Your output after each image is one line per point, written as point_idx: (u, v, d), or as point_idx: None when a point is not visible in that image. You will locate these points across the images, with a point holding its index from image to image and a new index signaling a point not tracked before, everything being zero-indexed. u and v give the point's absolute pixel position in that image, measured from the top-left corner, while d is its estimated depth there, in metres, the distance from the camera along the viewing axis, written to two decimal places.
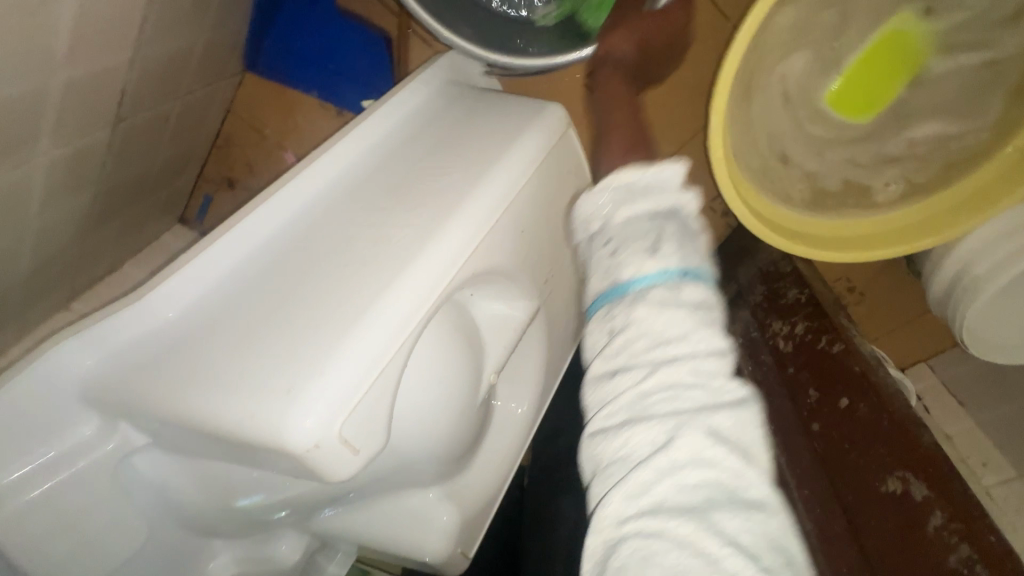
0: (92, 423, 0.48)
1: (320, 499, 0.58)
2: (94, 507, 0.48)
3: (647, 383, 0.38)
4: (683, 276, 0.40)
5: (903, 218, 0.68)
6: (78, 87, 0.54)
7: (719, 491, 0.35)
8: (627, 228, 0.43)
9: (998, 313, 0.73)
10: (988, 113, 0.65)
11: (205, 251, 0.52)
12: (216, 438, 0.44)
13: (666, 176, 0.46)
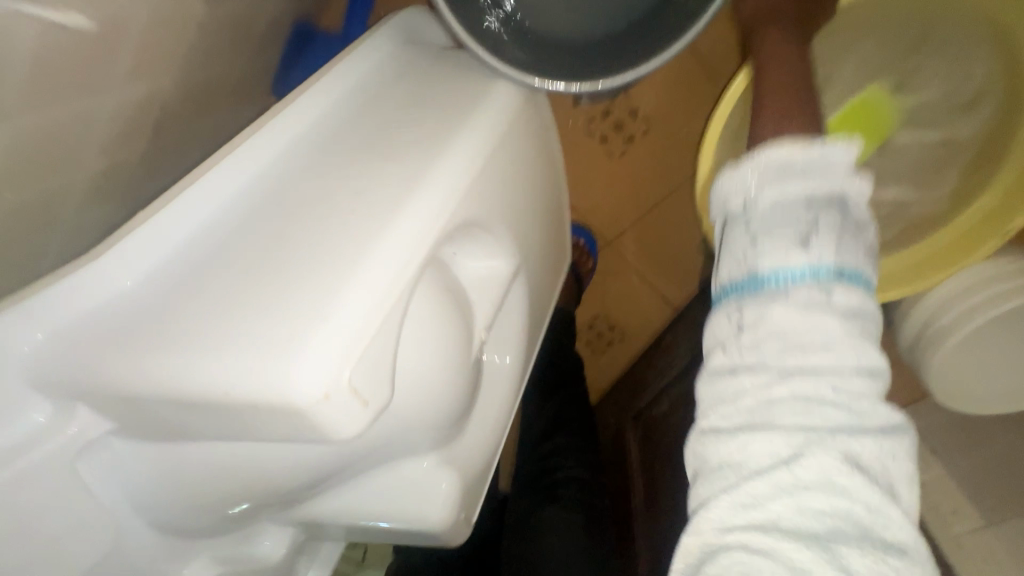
0: (45, 408, 0.46)
1: (296, 495, 0.54)
2: (54, 502, 0.46)
3: (777, 399, 0.40)
4: (834, 277, 0.41)
5: (926, 246, 0.73)
6: (123, 109, 0.59)
7: (848, 525, 0.36)
8: (772, 214, 0.43)
9: (965, 362, 0.77)
10: (945, 183, 0.75)
11: (159, 215, 0.51)
12: (197, 405, 0.42)
13: (832, 149, 0.43)
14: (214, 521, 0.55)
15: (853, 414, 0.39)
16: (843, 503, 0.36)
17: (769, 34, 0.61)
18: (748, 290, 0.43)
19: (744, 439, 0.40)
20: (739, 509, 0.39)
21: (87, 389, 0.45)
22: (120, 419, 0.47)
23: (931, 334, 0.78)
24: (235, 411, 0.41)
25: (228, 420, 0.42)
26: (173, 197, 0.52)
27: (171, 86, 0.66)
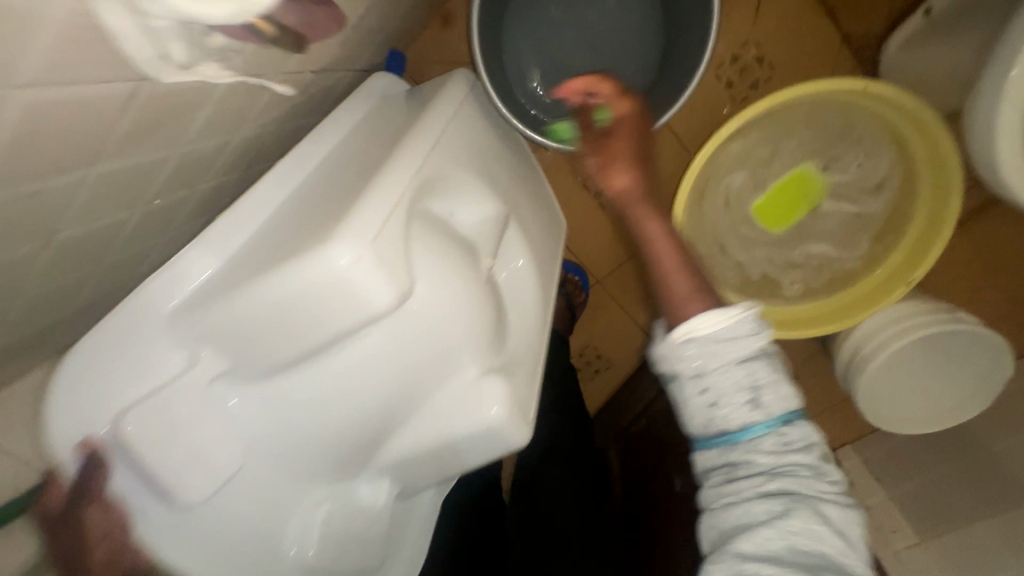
0: (177, 355, 0.53)
1: (382, 425, 0.58)
2: (195, 429, 0.52)
3: (766, 489, 0.53)
4: (783, 415, 0.54)
5: (841, 299, 0.96)
6: (247, 145, 0.76)
7: (826, 560, 0.50)
8: (719, 380, 0.54)
9: (885, 386, 0.95)
10: (858, 247, 0.98)
11: (229, 212, 0.58)
12: (259, 316, 0.49)
13: (741, 319, 0.55)
14: (316, 459, 0.58)
15: (817, 490, 0.53)
16: (816, 545, 0.50)
17: (639, 207, 0.64)
18: (723, 435, 0.55)
19: (738, 510, 0.53)
20: (743, 558, 0.51)
21: (205, 332, 0.52)
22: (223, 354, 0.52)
23: (860, 360, 0.95)
24: (293, 300, 0.48)
25: (285, 317, 0.49)
26: (240, 195, 0.60)
27: (278, 131, 0.83)
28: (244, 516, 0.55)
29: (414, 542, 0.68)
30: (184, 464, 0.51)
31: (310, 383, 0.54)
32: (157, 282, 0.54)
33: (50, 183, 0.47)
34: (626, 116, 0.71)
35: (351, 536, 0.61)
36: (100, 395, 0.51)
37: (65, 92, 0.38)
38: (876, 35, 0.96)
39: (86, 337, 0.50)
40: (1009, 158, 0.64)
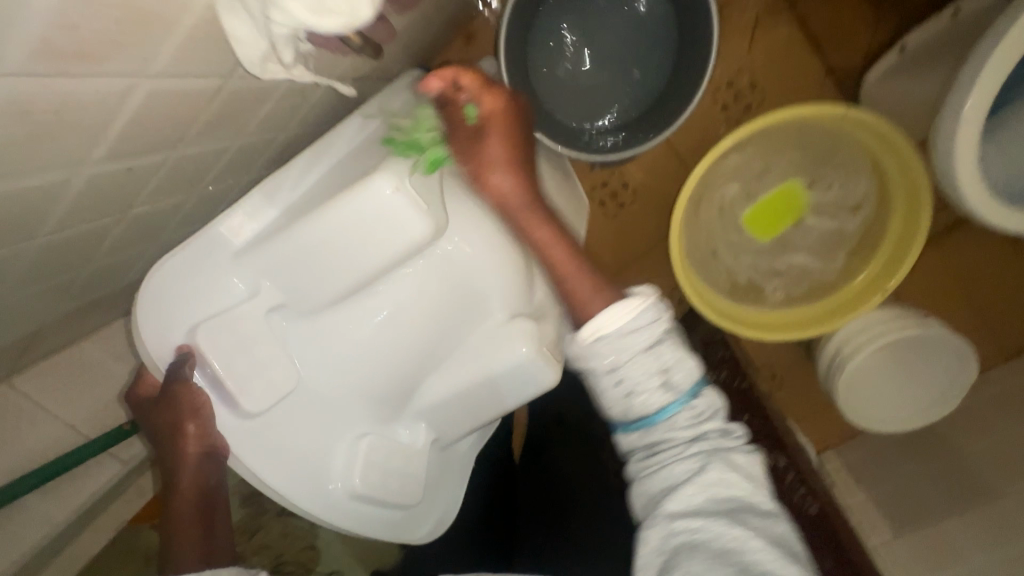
0: (243, 284, 0.57)
1: (421, 360, 0.63)
2: (256, 346, 0.56)
3: (684, 450, 0.54)
4: (691, 387, 0.55)
5: (814, 309, 1.06)
6: (291, 141, 0.84)
7: (742, 505, 0.53)
8: (632, 370, 0.53)
9: (861, 388, 1.04)
10: (836, 262, 1.08)
11: (281, 169, 0.61)
12: (314, 242, 0.54)
13: (644, 311, 0.54)
14: (358, 395, 0.63)
15: (726, 442, 0.55)
16: (731, 490, 0.53)
17: (529, 217, 0.58)
18: (641, 419, 0.55)
19: (662, 476, 0.54)
20: (674, 518, 0.52)
21: (263, 268, 0.56)
22: (280, 286, 0.57)
23: (840, 360, 1.04)
24: (344, 227, 0.54)
25: (332, 242, 0.54)
26: (295, 154, 0.63)
27: (318, 130, 0.90)
28: (300, 443, 0.60)
29: (453, 486, 0.72)
30: (248, 378, 0.56)
31: (352, 313, 0.60)
32: (227, 220, 0.58)
33: (140, 161, 0.54)
34: (506, 118, 0.56)
35: (394, 470, 0.64)
36: (177, 317, 0.56)
37: (173, 83, 0.46)
38: (857, 68, 1.06)
39: (161, 261, 0.56)
40: (965, 175, 0.73)
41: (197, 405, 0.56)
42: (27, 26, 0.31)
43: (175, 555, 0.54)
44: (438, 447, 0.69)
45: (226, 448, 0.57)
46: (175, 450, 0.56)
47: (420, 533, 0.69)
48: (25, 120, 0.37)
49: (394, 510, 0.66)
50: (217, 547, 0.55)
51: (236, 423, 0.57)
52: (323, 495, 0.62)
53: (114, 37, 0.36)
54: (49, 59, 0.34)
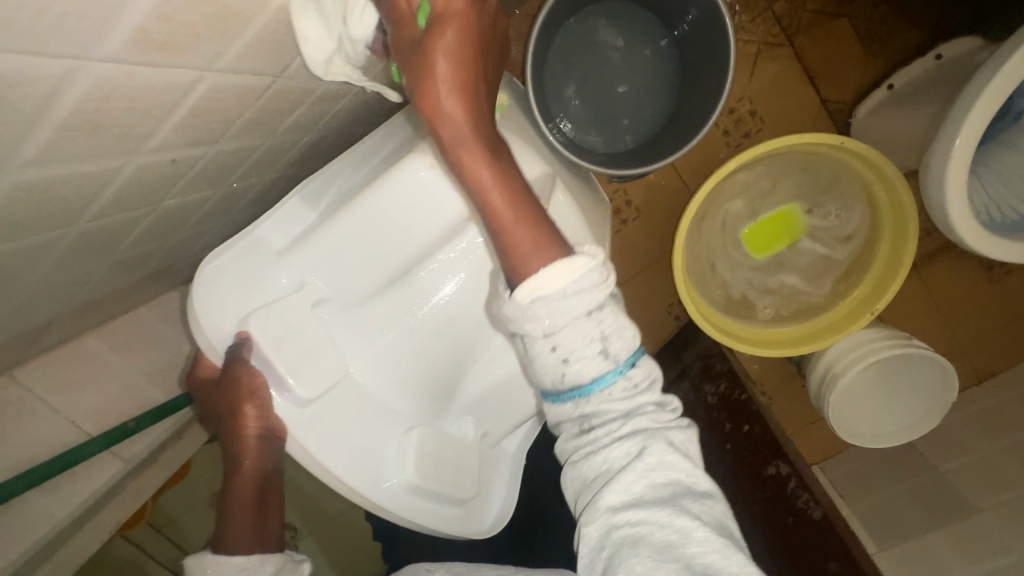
0: (287, 277, 0.63)
1: (464, 348, 0.69)
2: (307, 332, 0.62)
3: (619, 429, 0.52)
4: (629, 356, 0.53)
5: (803, 328, 1.10)
6: (313, 143, 0.85)
7: (681, 487, 0.50)
8: (568, 335, 0.50)
9: (850, 402, 1.09)
10: (823, 287, 1.13)
11: (319, 177, 0.69)
12: (354, 228, 0.62)
13: (587, 272, 0.49)
14: (403, 383, 0.68)
15: (660, 420, 0.53)
16: (671, 474, 0.50)
17: (467, 154, 0.50)
18: (576, 388, 0.52)
19: (600, 460, 0.52)
20: (614, 510, 0.49)
21: (314, 261, 0.63)
22: (325, 281, 0.64)
23: (833, 377, 1.08)
24: (385, 205, 0.62)
25: (375, 233, 0.63)
26: (327, 164, 0.70)
27: (340, 134, 0.91)
28: (353, 436, 0.64)
29: (506, 480, 0.79)
30: (300, 364, 0.61)
31: (391, 305, 0.66)
32: (269, 221, 0.65)
33: (184, 154, 0.55)
34: (461, 36, 0.45)
35: (450, 462, 0.70)
36: (224, 310, 0.61)
37: (232, 78, 0.48)
38: (850, 102, 1.13)
39: (207, 259, 0.62)
40: (953, 205, 0.79)
41: (256, 388, 0.61)
42: (129, 16, 0.32)
43: (231, 532, 0.63)
44: (487, 443, 0.76)
45: (284, 431, 0.62)
46: (237, 434, 0.62)
47: (484, 526, 0.75)
48: (102, 106, 0.38)
49: (453, 505, 0.72)
50: (268, 529, 0.65)
51: (291, 409, 0.62)
52: (386, 489, 0.66)
53: (197, 32, 0.38)
54: (140, 47, 0.35)
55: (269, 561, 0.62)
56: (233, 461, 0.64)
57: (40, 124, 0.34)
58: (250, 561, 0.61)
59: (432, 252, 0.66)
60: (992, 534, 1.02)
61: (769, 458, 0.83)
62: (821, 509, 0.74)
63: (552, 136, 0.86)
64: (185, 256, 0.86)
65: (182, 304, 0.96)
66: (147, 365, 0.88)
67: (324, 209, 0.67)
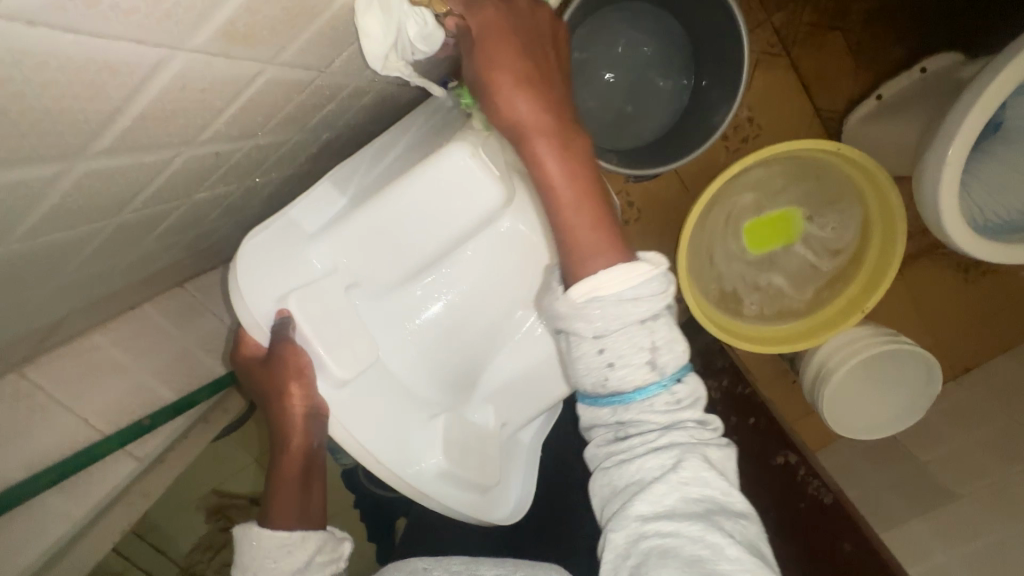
0: (318, 260, 0.68)
1: (489, 341, 0.78)
2: (341, 315, 0.67)
3: (657, 443, 0.52)
4: (675, 372, 0.53)
5: (792, 326, 1.16)
6: (332, 139, 0.84)
7: (715, 505, 0.50)
8: (617, 341, 0.50)
9: (843, 396, 1.14)
10: (807, 292, 1.18)
11: (343, 164, 0.73)
12: (390, 214, 0.66)
13: (647, 282, 0.50)
14: (430, 373, 0.75)
15: (699, 437, 0.54)
16: (705, 490, 0.50)
17: (535, 141, 0.49)
18: (616, 394, 0.53)
19: (633, 471, 0.52)
20: (644, 519, 0.50)
21: (346, 247, 0.68)
22: (357, 266, 0.69)
23: (825, 374, 1.13)
24: (424, 189, 0.66)
25: (407, 219, 0.67)
26: (349, 156, 0.74)
27: (358, 133, 0.92)
28: (386, 423, 0.69)
29: (520, 473, 0.87)
30: (337, 345, 0.66)
31: (420, 295, 0.74)
32: (300, 208, 0.70)
33: (226, 147, 0.54)
34: (504, 35, 0.48)
35: (473, 448, 0.77)
36: (260, 289, 0.66)
37: (287, 73, 0.48)
38: (841, 111, 1.18)
39: (244, 241, 0.67)
40: (944, 208, 0.85)
41: (302, 367, 0.65)
42: (225, 7, 0.33)
43: (276, 509, 0.66)
44: (506, 432, 0.83)
45: (327, 410, 0.66)
46: (284, 414, 0.66)
47: (503, 515, 0.81)
48: (177, 96, 0.38)
49: (476, 493, 0.77)
50: (311, 507, 0.68)
51: (330, 390, 0.66)
52: (420, 472, 0.71)
53: (273, 26, 0.39)
54: (224, 39, 0.36)
55: (311, 539, 0.66)
56: (279, 441, 0.67)
57: (124, 111, 0.35)
58: (292, 539, 0.65)
59: (461, 246, 0.74)
60: (971, 519, 1.08)
61: (777, 448, 0.87)
62: (829, 492, 0.80)
63: None
64: (198, 251, 0.85)
65: (189, 300, 0.94)
66: (155, 364, 0.86)
67: (351, 196, 0.71)
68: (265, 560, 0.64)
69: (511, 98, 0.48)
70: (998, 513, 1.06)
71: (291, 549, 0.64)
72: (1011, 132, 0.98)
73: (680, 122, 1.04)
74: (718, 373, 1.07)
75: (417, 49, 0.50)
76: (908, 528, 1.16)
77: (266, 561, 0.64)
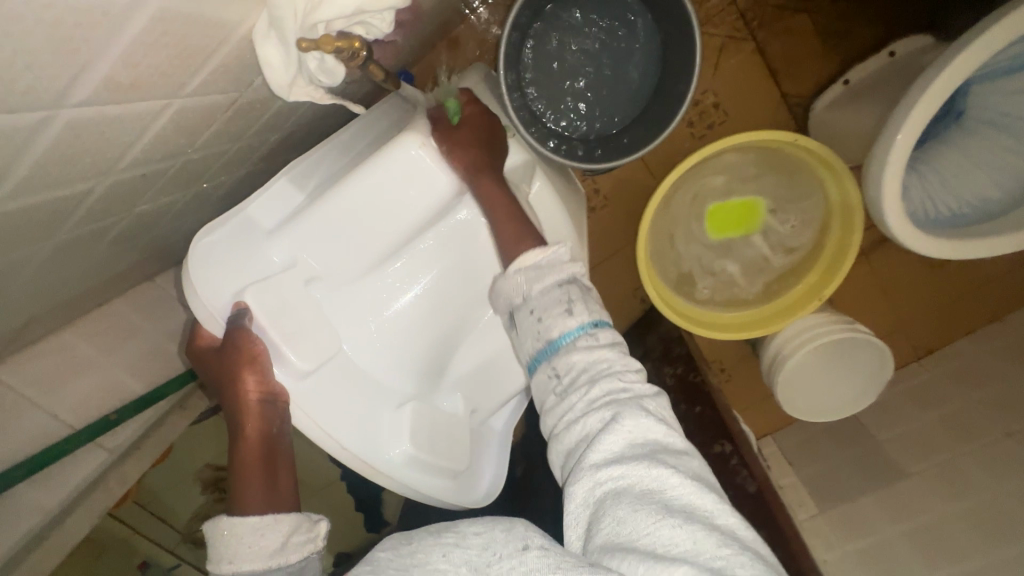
0: (280, 255, 0.69)
1: (453, 329, 0.79)
2: (302, 307, 0.69)
3: (593, 396, 0.59)
4: (595, 322, 0.64)
5: (753, 312, 1.18)
6: (284, 139, 0.86)
7: (656, 444, 0.54)
8: (540, 300, 0.65)
9: (795, 383, 1.17)
10: (765, 279, 1.19)
11: (304, 159, 0.73)
12: (345, 209, 0.67)
13: (557, 251, 0.68)
14: (393, 361, 0.76)
15: (633, 391, 0.59)
16: (648, 435, 0.54)
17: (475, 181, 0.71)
18: (550, 348, 0.64)
19: (580, 429, 0.58)
20: (598, 468, 0.53)
21: (303, 243, 0.68)
22: (314, 260, 0.69)
23: (779, 359, 1.16)
24: (377, 181, 0.67)
25: (361, 213, 0.68)
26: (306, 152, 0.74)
27: (313, 129, 0.92)
28: (349, 412, 0.72)
29: (493, 457, 0.87)
30: (296, 337, 0.68)
31: (380, 287, 0.74)
32: (258, 204, 0.69)
33: (155, 167, 0.56)
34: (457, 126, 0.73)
35: (442, 435, 0.78)
36: (221, 284, 0.67)
37: (198, 101, 0.49)
38: (808, 96, 1.17)
39: (198, 237, 0.67)
40: (886, 205, 0.86)
41: (257, 355, 0.66)
42: (98, 67, 0.34)
43: (243, 498, 0.64)
44: (477, 419, 0.84)
45: (284, 395, 0.69)
46: (239, 402, 0.66)
47: (479, 498, 0.83)
48: (75, 141, 0.40)
49: (447, 478, 0.79)
50: (280, 491, 0.66)
51: (291, 380, 0.69)
52: (387, 459, 0.74)
53: (162, 71, 0.40)
54: (108, 90, 0.37)
55: (285, 520, 0.63)
56: (236, 429, 0.67)
57: (15, 165, 0.37)
58: (266, 521, 0.62)
59: (420, 234, 0.73)
60: (915, 497, 1.12)
61: (714, 436, 0.92)
62: (753, 481, 0.85)
63: (528, 132, 0.89)
64: (157, 250, 0.87)
65: (158, 294, 0.98)
66: (125, 358, 0.91)
67: (310, 191, 0.71)
68: (240, 548, 0.60)
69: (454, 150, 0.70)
70: (941, 491, 1.09)
71: (265, 532, 0.61)
72: (971, 122, 0.97)
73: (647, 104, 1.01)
74: (674, 362, 1.13)
75: (320, 83, 0.52)
76: (857, 503, 1.20)
77: (243, 544, 0.60)
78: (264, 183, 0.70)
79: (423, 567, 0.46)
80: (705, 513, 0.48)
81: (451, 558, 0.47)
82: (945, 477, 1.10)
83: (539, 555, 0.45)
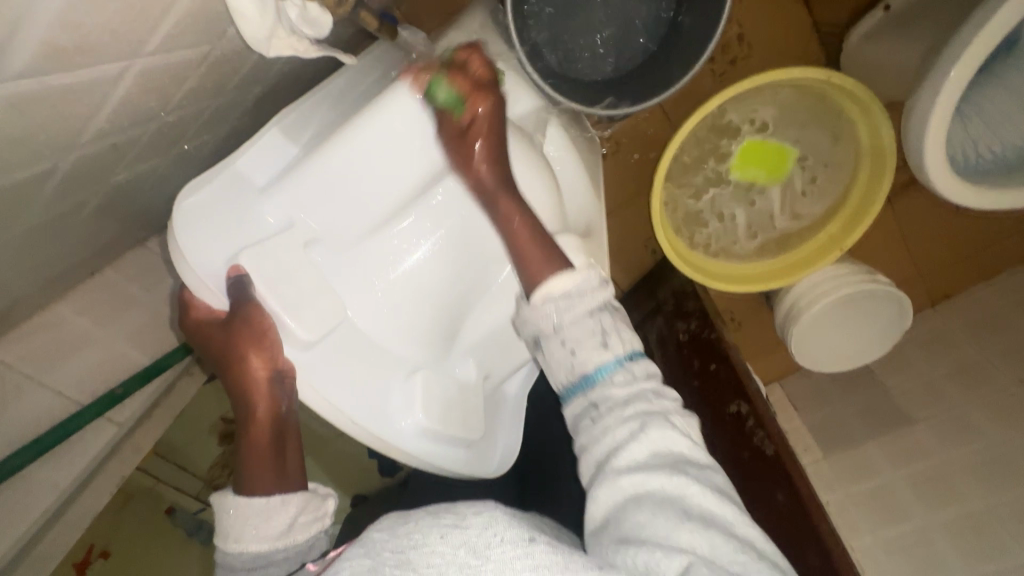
0: (276, 215, 0.63)
1: (461, 299, 0.72)
2: (301, 270, 0.63)
3: (625, 412, 0.58)
4: (630, 352, 0.62)
5: (775, 264, 1.11)
6: (271, 92, 0.78)
7: (681, 458, 0.55)
8: (572, 331, 0.61)
9: (816, 334, 1.14)
10: (786, 230, 1.12)
11: (296, 109, 0.67)
12: (347, 164, 0.62)
13: (587, 275, 0.62)
14: (403, 333, 0.69)
15: (661, 408, 0.58)
16: (672, 447, 0.55)
17: (505, 202, 0.65)
18: (582, 379, 0.61)
19: (606, 438, 0.57)
20: (620, 474, 0.54)
21: (298, 201, 0.62)
22: (315, 221, 0.63)
23: (796, 312, 1.12)
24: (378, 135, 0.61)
25: (367, 170, 0.63)
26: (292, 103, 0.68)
27: (304, 76, 0.84)
28: (359, 380, 0.66)
29: (507, 426, 0.83)
30: (299, 306, 0.61)
31: (387, 248, 0.67)
32: (252, 159, 0.64)
33: (125, 136, 0.50)
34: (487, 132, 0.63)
35: (455, 403, 0.72)
36: (212, 247, 0.61)
37: (162, 61, 0.43)
38: (842, 25, 1.08)
39: (183, 198, 0.62)
40: (927, 149, 0.79)
41: (265, 330, 0.60)
42: (24, 37, 0.28)
43: (252, 473, 0.60)
44: (490, 386, 0.79)
45: (293, 370, 0.62)
46: (246, 376, 0.61)
47: (489, 469, 0.79)
48: (18, 118, 0.34)
49: (462, 448, 0.75)
50: (289, 470, 0.62)
51: (297, 353, 0.62)
52: (398, 431, 0.68)
53: (111, 29, 0.34)
54: (49, 58, 0.31)
55: (292, 502, 0.59)
56: (244, 405, 0.62)
57: None
58: (271, 503, 0.58)
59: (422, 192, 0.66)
60: (921, 442, 1.12)
61: (732, 395, 0.92)
62: (770, 441, 0.83)
63: (540, 77, 0.80)
64: (147, 214, 0.82)
65: (153, 260, 0.93)
66: (126, 330, 0.88)
67: (305, 144, 0.65)
68: (245, 528, 0.57)
69: (481, 164, 0.63)
70: (947, 436, 1.09)
71: (270, 514, 0.58)
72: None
73: (666, 36, 0.90)
74: (687, 317, 1.09)
75: (304, 35, 0.47)
76: (864, 448, 1.20)
77: (248, 526, 0.57)
78: (254, 136, 0.64)
79: (421, 550, 0.42)
80: (724, 521, 0.51)
81: (451, 539, 0.43)
82: (954, 423, 1.09)
83: (546, 549, 0.43)
